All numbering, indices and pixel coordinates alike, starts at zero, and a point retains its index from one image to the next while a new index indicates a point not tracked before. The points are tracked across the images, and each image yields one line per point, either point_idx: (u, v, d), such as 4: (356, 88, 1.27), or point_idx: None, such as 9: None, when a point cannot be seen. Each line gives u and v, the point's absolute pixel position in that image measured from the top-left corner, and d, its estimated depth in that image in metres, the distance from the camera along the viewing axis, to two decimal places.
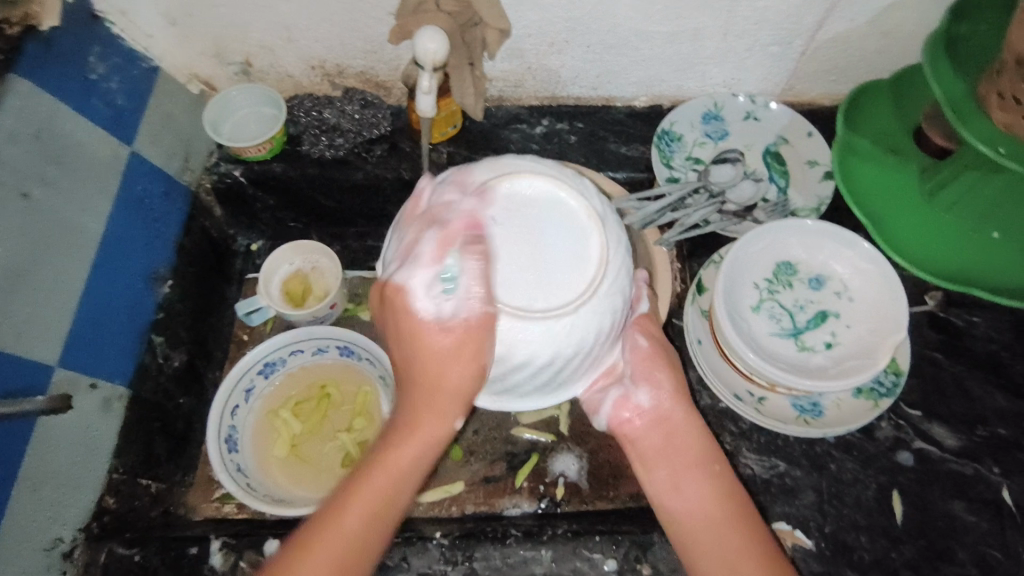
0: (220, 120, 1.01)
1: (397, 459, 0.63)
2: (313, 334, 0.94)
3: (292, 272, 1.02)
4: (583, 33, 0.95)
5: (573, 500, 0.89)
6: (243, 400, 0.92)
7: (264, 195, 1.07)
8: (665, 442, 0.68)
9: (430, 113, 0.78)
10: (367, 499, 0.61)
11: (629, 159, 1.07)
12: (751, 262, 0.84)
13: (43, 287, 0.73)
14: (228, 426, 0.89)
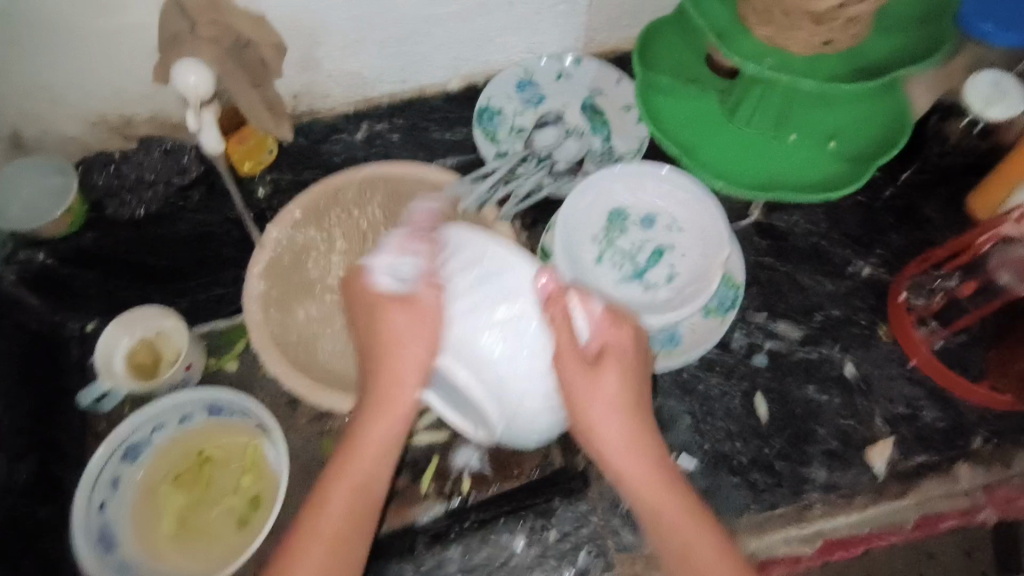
0: (5, 204, 0.91)
1: (384, 428, 0.67)
2: (168, 403, 0.88)
3: (135, 343, 0.94)
4: (370, 31, 0.93)
5: (481, 489, 0.81)
6: (110, 493, 0.85)
7: (81, 270, 0.98)
8: (633, 462, 0.66)
9: (219, 145, 0.80)
10: (361, 478, 0.66)
11: (456, 143, 1.06)
12: (583, 218, 0.87)
13: None
14: (98, 526, 0.83)
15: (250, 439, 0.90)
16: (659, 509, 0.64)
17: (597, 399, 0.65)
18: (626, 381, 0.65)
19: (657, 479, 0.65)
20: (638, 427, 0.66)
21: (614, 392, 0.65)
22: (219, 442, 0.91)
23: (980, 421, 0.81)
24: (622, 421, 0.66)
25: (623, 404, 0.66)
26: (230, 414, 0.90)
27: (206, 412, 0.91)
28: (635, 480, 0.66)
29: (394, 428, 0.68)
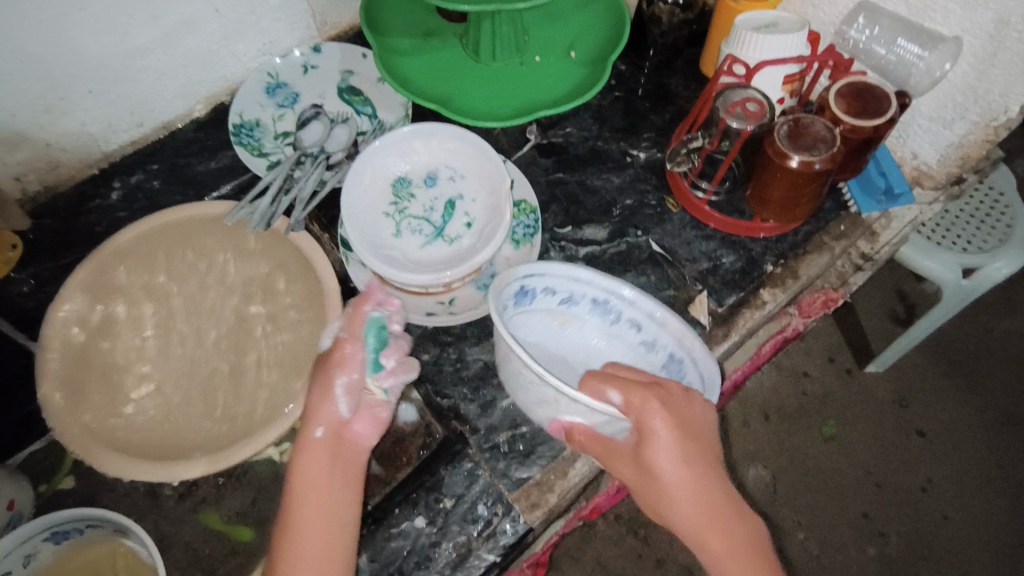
0: None
1: (307, 475, 0.70)
2: (2, 551, 0.77)
3: None
4: (73, 81, 0.85)
5: (377, 490, 0.79)
6: None
7: None
8: (675, 499, 0.64)
9: None
10: (301, 532, 0.67)
11: (225, 168, 1.00)
12: (369, 199, 0.88)
13: None
14: None
15: (118, 545, 0.83)
16: (722, 557, 0.62)
17: (659, 456, 0.64)
18: (678, 426, 0.64)
19: (721, 520, 0.63)
20: (691, 465, 0.65)
21: (666, 437, 0.64)
22: (85, 563, 0.83)
23: (767, 248, 0.92)
24: (674, 462, 0.64)
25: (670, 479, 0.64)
26: (84, 530, 0.82)
27: (51, 542, 0.81)
28: (688, 520, 0.64)
29: (324, 483, 0.70)
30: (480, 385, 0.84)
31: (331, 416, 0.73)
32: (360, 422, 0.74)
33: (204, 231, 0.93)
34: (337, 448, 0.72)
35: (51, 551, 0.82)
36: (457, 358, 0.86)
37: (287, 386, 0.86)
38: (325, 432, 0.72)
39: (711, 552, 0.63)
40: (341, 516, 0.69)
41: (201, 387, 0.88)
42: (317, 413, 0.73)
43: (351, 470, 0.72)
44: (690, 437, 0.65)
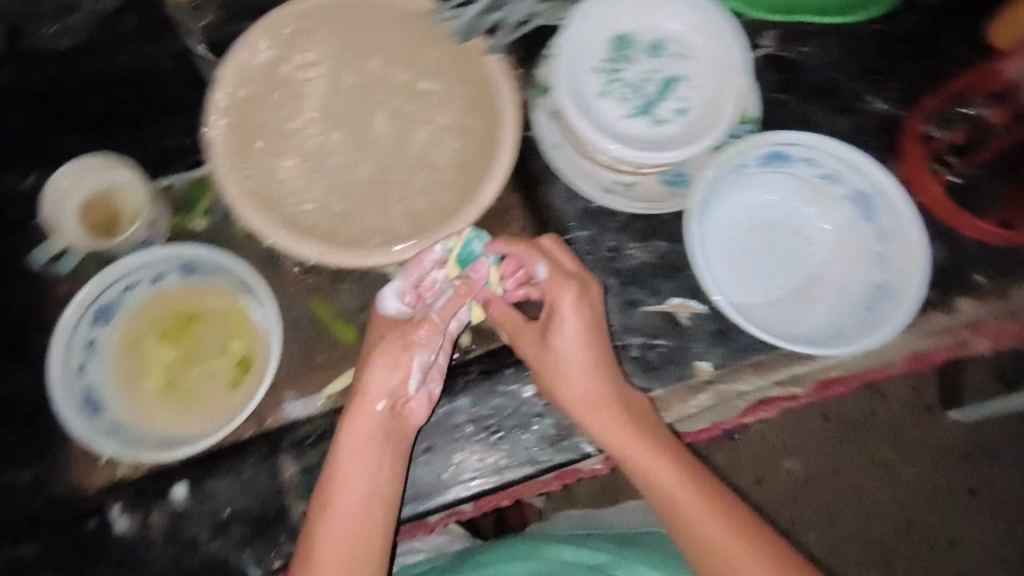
0: None
1: (338, 467, 0.69)
2: (142, 260, 0.81)
3: (84, 199, 0.85)
4: None
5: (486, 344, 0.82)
6: (86, 356, 0.80)
7: (9, 113, 0.85)
8: (598, 418, 0.70)
9: None
10: (340, 499, 0.68)
11: None
12: (584, 42, 0.77)
13: None
14: (79, 388, 0.77)
15: (237, 298, 0.86)
16: (665, 483, 0.67)
17: (574, 361, 0.71)
18: (589, 330, 0.72)
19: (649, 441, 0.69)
20: (602, 372, 0.71)
21: (585, 349, 0.71)
22: (202, 302, 0.86)
23: (981, 256, 0.81)
24: (587, 374, 0.71)
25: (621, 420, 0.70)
26: (213, 272, 0.85)
27: (184, 270, 0.84)
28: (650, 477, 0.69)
29: (355, 467, 0.69)
30: (630, 285, 0.81)
31: (387, 387, 0.71)
32: (417, 403, 0.72)
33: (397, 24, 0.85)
34: (392, 424, 0.71)
35: (180, 278, 0.85)
36: (612, 249, 0.82)
37: (437, 213, 0.82)
38: (385, 406, 0.71)
39: (646, 465, 0.68)
40: (387, 494, 0.68)
41: (349, 181, 0.84)
42: (376, 387, 0.71)
43: (400, 450, 0.70)
44: (601, 347, 0.72)
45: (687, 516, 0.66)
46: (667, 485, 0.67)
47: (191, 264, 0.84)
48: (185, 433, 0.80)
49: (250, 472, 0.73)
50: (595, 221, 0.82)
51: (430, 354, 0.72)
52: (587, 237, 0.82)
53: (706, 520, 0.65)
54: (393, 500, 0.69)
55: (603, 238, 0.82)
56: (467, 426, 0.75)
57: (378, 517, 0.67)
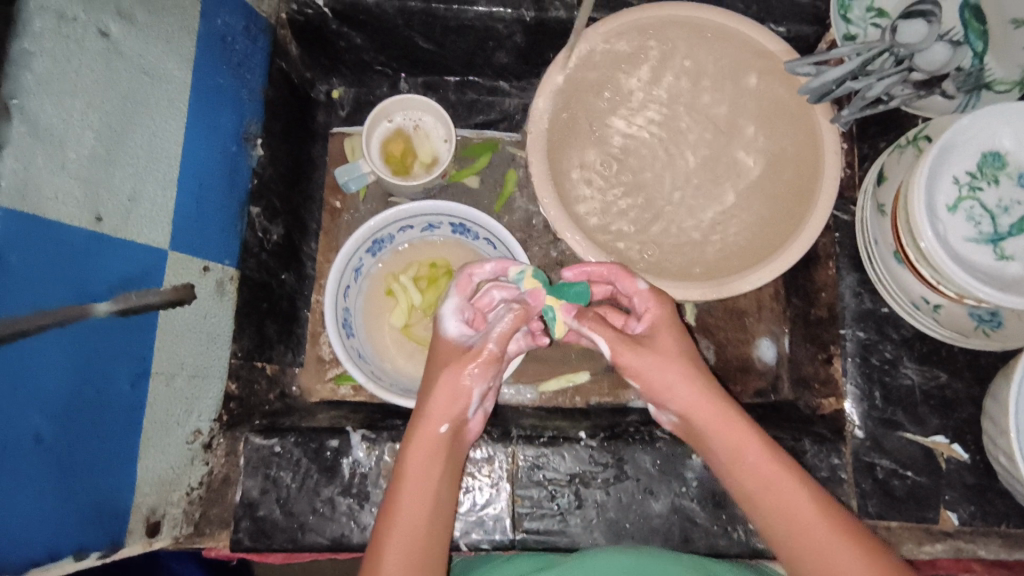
0: None
1: (408, 475, 0.60)
2: (427, 210, 0.84)
3: (393, 131, 0.88)
4: None
5: None
6: (353, 280, 0.83)
7: (350, 32, 0.87)
8: (732, 436, 0.61)
9: None
10: (407, 521, 0.58)
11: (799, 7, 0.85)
12: (957, 149, 0.71)
13: (138, 163, 0.60)
14: (343, 309, 0.81)
15: None
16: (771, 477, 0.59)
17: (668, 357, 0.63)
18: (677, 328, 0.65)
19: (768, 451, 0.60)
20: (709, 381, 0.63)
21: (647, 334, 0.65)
22: (456, 263, 0.89)
23: None
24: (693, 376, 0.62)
25: (736, 420, 0.61)
26: (479, 241, 0.87)
27: (455, 230, 0.87)
28: (785, 492, 0.58)
29: (426, 486, 0.60)
30: (893, 406, 0.76)
31: (458, 413, 0.62)
32: (474, 422, 0.66)
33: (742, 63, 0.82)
34: (453, 445, 0.63)
35: (446, 234, 0.88)
36: (887, 360, 0.77)
37: (719, 264, 0.81)
38: (448, 429, 0.61)
39: (769, 484, 0.59)
40: (443, 512, 0.60)
41: (636, 199, 0.85)
42: (439, 409, 0.61)
43: (456, 472, 0.63)
44: (687, 346, 0.64)
45: (821, 543, 0.55)
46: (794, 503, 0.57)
47: (464, 228, 0.86)
48: (416, 384, 0.84)
49: (483, 449, 0.74)
50: (878, 326, 0.78)
51: (487, 384, 0.63)
52: (863, 339, 0.78)
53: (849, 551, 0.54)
54: (449, 517, 0.60)
55: (880, 345, 0.78)
56: (692, 484, 0.73)
57: (437, 541, 0.58)
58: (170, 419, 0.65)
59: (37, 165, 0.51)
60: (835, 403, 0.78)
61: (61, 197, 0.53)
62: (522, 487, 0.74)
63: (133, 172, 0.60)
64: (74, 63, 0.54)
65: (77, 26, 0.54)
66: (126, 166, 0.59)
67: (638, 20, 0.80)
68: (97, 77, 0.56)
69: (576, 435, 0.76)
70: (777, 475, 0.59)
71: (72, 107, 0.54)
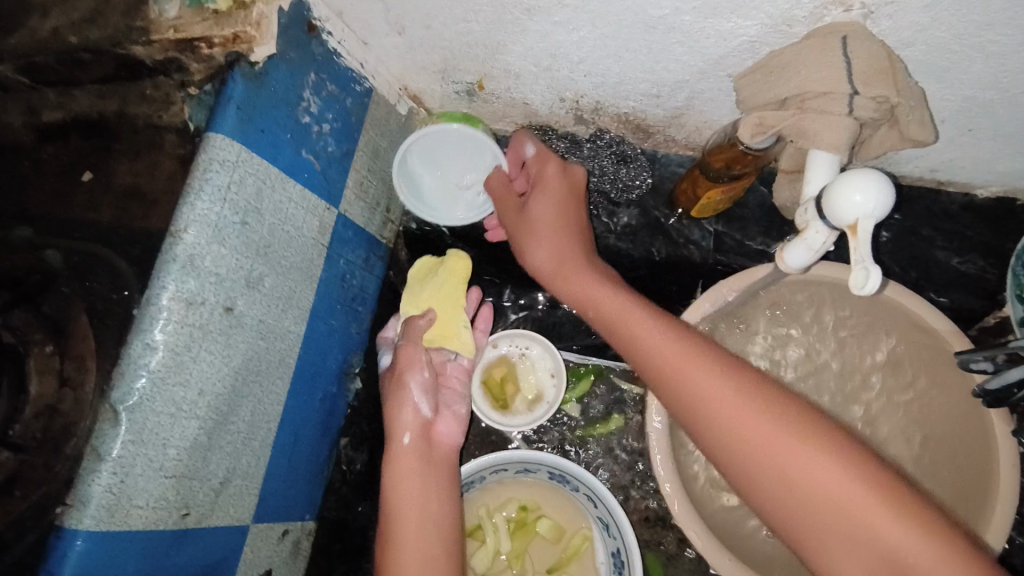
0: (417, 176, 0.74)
1: (395, 492, 0.64)
2: (522, 459, 0.75)
3: (495, 359, 0.82)
4: (983, 117, 0.61)
5: None
6: None
7: (466, 247, 0.84)
8: (739, 414, 0.48)
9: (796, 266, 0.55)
10: (401, 529, 0.62)
11: (964, 279, 0.77)
12: None
13: (238, 436, 0.56)
14: None
15: (582, 525, 0.79)
16: (754, 440, 0.46)
17: (678, 369, 0.53)
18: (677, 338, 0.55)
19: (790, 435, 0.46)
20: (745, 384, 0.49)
21: (649, 354, 0.55)
22: (548, 508, 0.80)
23: None
24: (730, 385, 0.49)
25: (720, 377, 0.50)
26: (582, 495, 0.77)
27: (553, 474, 0.77)
28: (776, 453, 0.45)
29: (415, 485, 0.65)
30: None
31: (415, 418, 0.68)
32: (443, 422, 0.70)
33: (893, 342, 0.75)
34: (427, 452, 0.67)
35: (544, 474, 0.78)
36: None
37: None
38: (410, 440, 0.67)
39: (780, 474, 0.45)
40: (438, 522, 0.63)
41: None
42: (399, 424, 0.68)
43: (444, 471, 0.67)
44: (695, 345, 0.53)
45: (856, 521, 0.42)
46: (753, 434, 0.47)
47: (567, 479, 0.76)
48: None
49: None
50: None
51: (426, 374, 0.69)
52: None
53: (895, 532, 0.40)
54: (450, 516, 0.64)
55: None
56: None
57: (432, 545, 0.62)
58: None
59: (134, 474, 0.47)
60: None
61: (151, 502, 0.48)
62: None
63: (230, 449, 0.55)
64: (194, 350, 0.51)
65: (203, 308, 0.52)
66: (225, 443, 0.55)
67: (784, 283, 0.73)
68: (212, 357, 0.53)
69: None
70: (783, 435, 0.46)
71: (181, 398, 0.50)
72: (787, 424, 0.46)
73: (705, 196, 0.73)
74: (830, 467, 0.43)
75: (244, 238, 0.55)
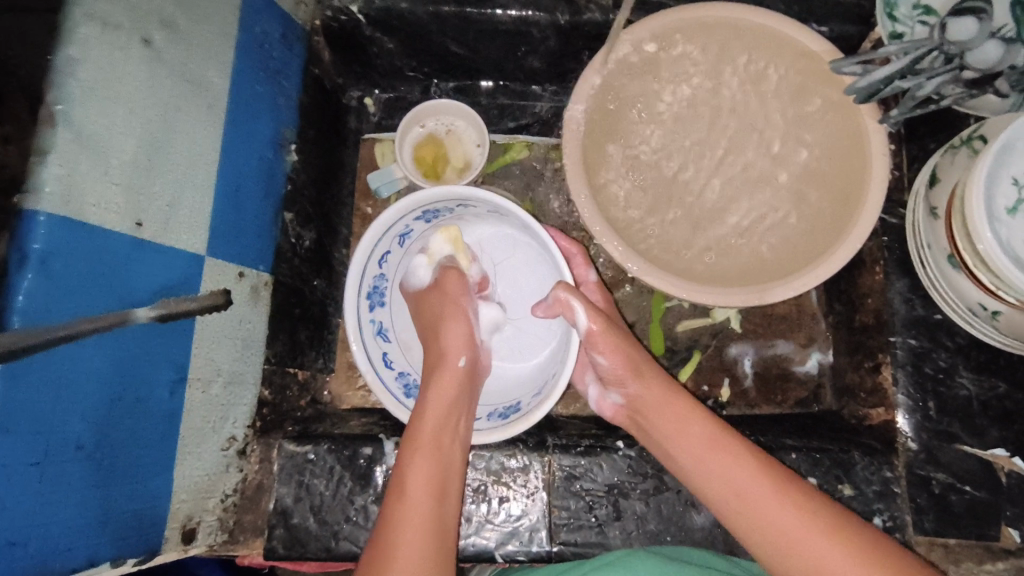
0: None
1: (443, 410, 0.64)
2: (391, 229, 0.70)
3: (424, 136, 0.91)
4: None
5: (739, 403, 0.90)
6: (395, 245, 0.73)
7: (383, 37, 0.87)
8: (684, 431, 0.65)
9: None
10: (431, 468, 0.61)
11: (841, 8, 0.83)
12: (1015, 150, 0.68)
13: (178, 167, 0.61)
14: (376, 277, 0.71)
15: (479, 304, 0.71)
16: (701, 446, 0.64)
17: (692, 451, 0.64)
18: (713, 440, 0.63)
19: (748, 471, 0.61)
20: (721, 436, 0.64)
21: (661, 413, 0.67)
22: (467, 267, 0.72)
23: None
24: (708, 433, 0.64)
25: (678, 402, 0.67)
26: (389, 287, 0.74)
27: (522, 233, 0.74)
28: (718, 466, 0.62)
29: (456, 417, 0.64)
30: (948, 418, 0.73)
31: (468, 344, 0.68)
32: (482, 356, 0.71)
33: (782, 76, 0.81)
34: (472, 384, 0.67)
35: (454, 220, 0.75)
36: (941, 369, 0.74)
37: (756, 270, 0.78)
38: (465, 364, 0.67)
39: (702, 460, 0.63)
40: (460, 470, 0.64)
41: (672, 209, 0.83)
42: (455, 343, 0.67)
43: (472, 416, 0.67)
44: (686, 404, 0.66)
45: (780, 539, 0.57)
46: (728, 475, 0.61)
47: (390, 249, 0.72)
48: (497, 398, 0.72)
49: (519, 459, 0.73)
50: (929, 334, 0.75)
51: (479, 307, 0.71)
52: (914, 346, 0.75)
53: (757, 490, 0.59)
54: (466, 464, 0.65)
55: (933, 353, 0.75)
56: None
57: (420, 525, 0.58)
58: (204, 426, 0.65)
59: (81, 172, 0.51)
60: (884, 412, 0.76)
61: (103, 202, 0.53)
62: (558, 496, 0.71)
63: (172, 178, 0.60)
64: (118, 70, 0.55)
65: (121, 33, 0.55)
66: (166, 170, 0.59)
67: (697, 18, 0.79)
68: (139, 85, 0.56)
69: (613, 444, 0.74)
70: (716, 456, 0.62)
71: (114, 115, 0.54)
72: (736, 453, 0.62)
73: None
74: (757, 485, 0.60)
75: None
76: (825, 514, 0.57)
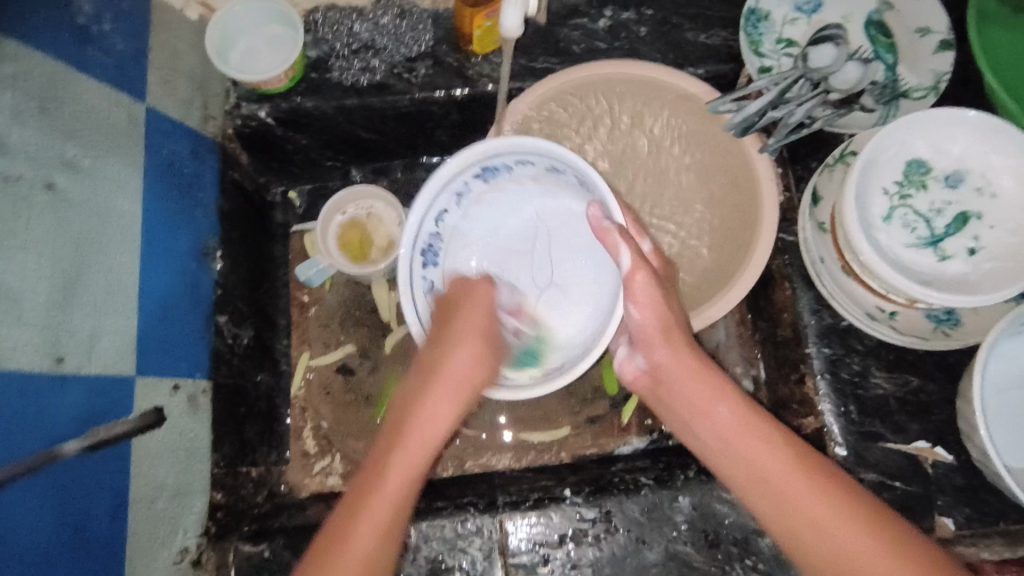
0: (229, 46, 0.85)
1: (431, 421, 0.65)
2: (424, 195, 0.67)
3: (347, 222, 0.94)
4: None
5: None
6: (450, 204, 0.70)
7: (296, 135, 0.92)
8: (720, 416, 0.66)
9: (516, 31, 0.69)
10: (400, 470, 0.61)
11: (711, 50, 0.90)
12: (879, 165, 0.73)
13: (96, 298, 0.64)
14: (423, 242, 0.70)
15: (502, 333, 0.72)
16: (729, 430, 0.65)
17: (729, 434, 0.65)
18: (744, 418, 0.65)
19: (783, 454, 0.62)
20: (753, 416, 0.65)
21: (696, 403, 0.67)
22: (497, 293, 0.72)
23: None
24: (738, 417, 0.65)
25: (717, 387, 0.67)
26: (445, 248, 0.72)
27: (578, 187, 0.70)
28: (752, 448, 0.64)
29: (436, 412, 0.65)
30: (870, 418, 0.76)
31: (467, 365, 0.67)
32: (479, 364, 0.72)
33: (668, 121, 0.87)
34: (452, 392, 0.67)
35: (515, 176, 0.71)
36: (856, 373, 0.78)
37: None
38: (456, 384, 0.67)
39: (730, 442, 0.65)
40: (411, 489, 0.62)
41: None
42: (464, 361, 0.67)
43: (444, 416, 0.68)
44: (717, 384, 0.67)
45: (812, 518, 0.59)
46: (764, 460, 0.63)
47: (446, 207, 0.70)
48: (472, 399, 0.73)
49: (472, 523, 0.74)
50: (842, 341, 0.79)
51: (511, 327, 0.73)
52: (830, 355, 0.79)
53: (788, 476, 0.61)
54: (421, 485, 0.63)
55: (847, 359, 0.79)
56: (683, 527, 0.73)
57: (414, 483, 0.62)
58: (153, 542, 0.66)
59: None
60: (814, 421, 0.79)
61: (17, 348, 0.55)
62: (513, 553, 0.73)
63: (91, 310, 0.63)
64: (21, 220, 0.58)
65: (23, 184, 0.58)
66: (84, 304, 0.62)
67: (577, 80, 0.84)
68: (45, 230, 0.60)
69: (561, 495, 0.76)
70: (757, 442, 0.64)
71: (24, 263, 0.57)
72: (772, 437, 0.63)
73: (475, 25, 0.82)
74: (787, 467, 0.62)
75: (47, 123, 0.61)
76: (846, 486, 0.60)
